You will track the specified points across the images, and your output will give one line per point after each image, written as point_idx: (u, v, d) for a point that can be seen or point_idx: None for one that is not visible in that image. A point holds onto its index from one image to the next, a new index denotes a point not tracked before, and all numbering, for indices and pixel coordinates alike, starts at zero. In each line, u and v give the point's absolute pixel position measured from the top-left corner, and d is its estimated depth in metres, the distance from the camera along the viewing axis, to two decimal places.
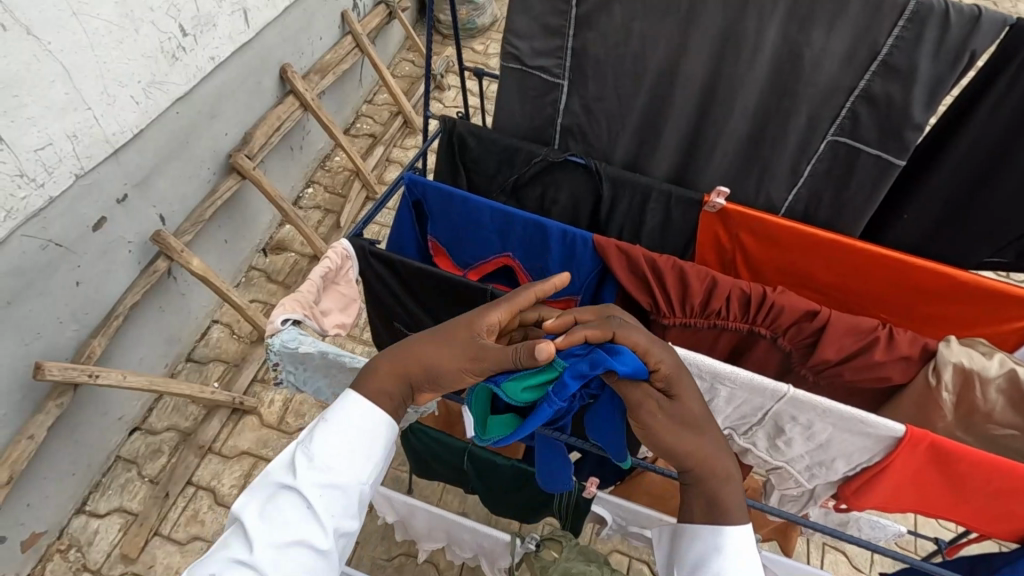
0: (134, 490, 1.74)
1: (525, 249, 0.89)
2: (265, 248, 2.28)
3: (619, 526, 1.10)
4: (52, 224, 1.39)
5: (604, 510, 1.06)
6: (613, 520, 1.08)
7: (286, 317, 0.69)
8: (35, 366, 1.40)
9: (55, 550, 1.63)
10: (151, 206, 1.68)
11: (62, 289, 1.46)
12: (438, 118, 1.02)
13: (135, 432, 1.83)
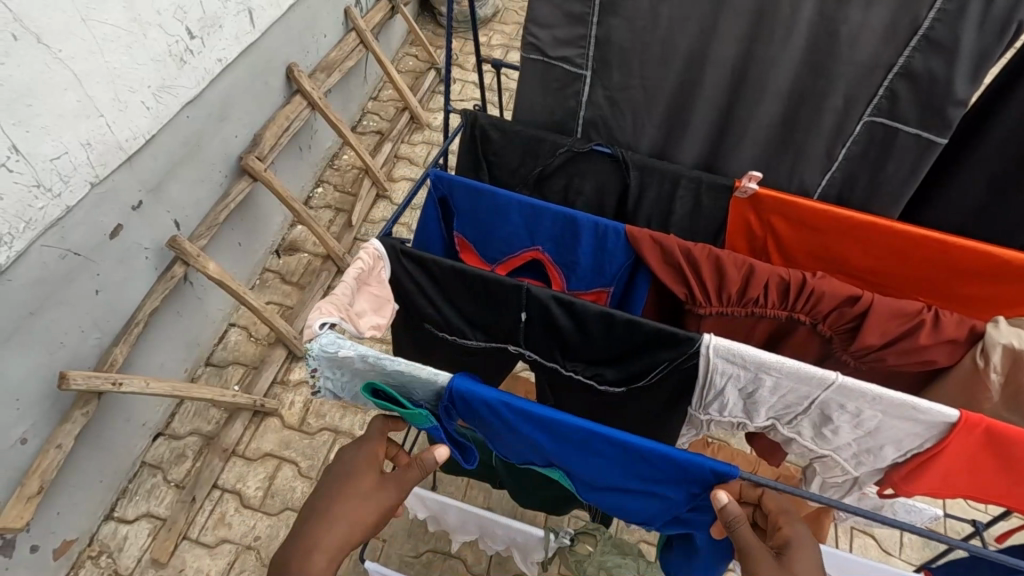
0: (160, 495, 1.75)
1: (555, 243, 0.87)
2: (278, 249, 2.27)
3: None
4: (71, 233, 1.39)
5: None
6: None
7: (323, 321, 0.67)
8: (60, 375, 1.40)
9: (87, 556, 1.64)
10: (166, 211, 1.68)
11: (83, 298, 1.46)
12: (458, 112, 1.01)
13: (159, 437, 1.84)
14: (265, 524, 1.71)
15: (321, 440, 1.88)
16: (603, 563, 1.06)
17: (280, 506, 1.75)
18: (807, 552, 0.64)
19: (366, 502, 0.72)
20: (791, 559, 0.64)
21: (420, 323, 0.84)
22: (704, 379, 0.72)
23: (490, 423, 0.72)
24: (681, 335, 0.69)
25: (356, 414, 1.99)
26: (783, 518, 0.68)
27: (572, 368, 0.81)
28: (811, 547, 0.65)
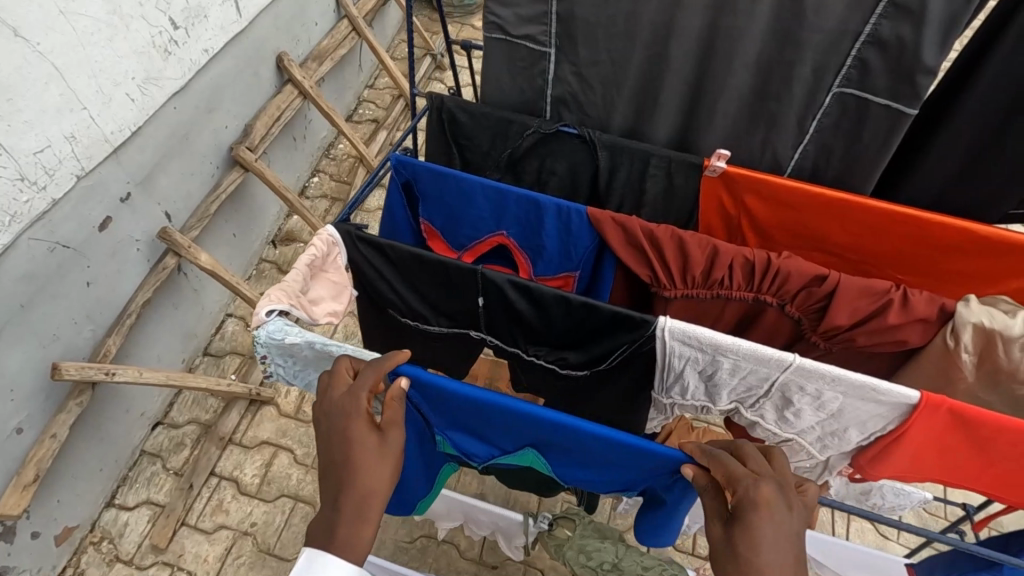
0: (160, 482, 1.78)
1: (520, 227, 0.86)
2: (274, 240, 2.29)
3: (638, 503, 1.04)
4: (59, 226, 1.40)
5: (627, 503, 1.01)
6: None
7: (271, 309, 0.67)
8: (53, 366, 1.42)
9: (89, 542, 1.68)
10: (156, 203, 1.69)
11: (73, 290, 1.47)
12: (426, 95, 0.99)
13: (158, 426, 1.87)
14: (262, 511, 1.74)
15: None
16: (582, 547, 1.04)
17: (277, 493, 1.78)
18: (758, 524, 0.55)
19: (378, 457, 0.61)
20: (739, 524, 0.55)
21: (386, 309, 0.84)
22: (662, 362, 0.71)
23: (456, 410, 0.70)
24: (635, 318, 0.68)
25: None
26: (735, 479, 0.59)
27: (536, 352, 0.80)
28: (776, 514, 0.56)
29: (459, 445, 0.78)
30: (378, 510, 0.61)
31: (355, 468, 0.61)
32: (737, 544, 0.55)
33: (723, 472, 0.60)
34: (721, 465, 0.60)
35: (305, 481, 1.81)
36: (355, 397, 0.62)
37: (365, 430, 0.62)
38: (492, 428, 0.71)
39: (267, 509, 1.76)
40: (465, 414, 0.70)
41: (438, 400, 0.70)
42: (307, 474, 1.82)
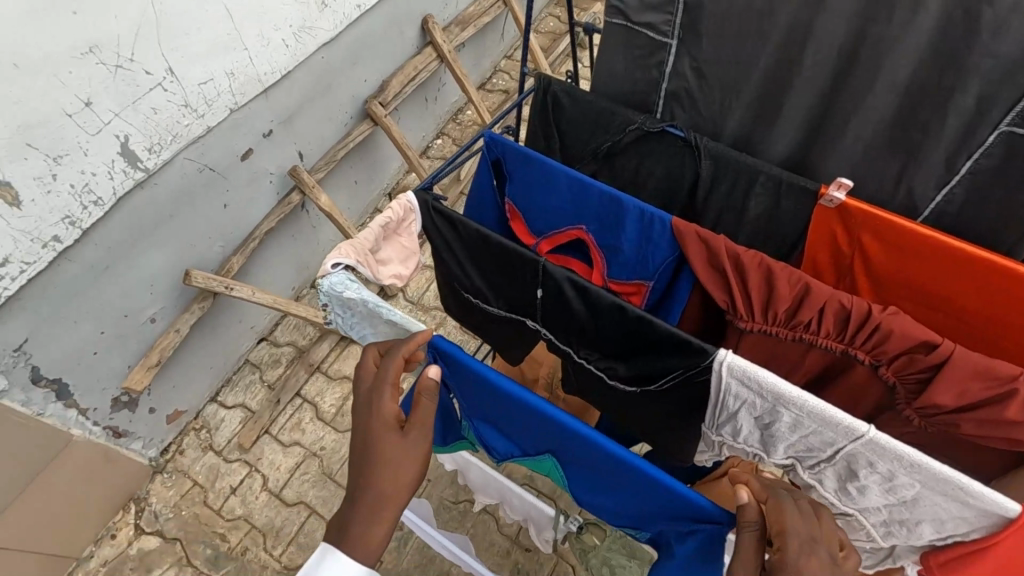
0: (255, 391, 2.01)
1: (600, 224, 0.83)
2: (391, 192, 2.43)
3: None
4: (210, 151, 1.59)
5: None
6: None
7: (338, 261, 0.70)
8: (186, 272, 1.65)
9: (192, 427, 1.95)
10: (292, 143, 1.85)
11: (213, 209, 1.67)
12: (536, 74, 0.97)
13: (263, 341, 2.10)
14: (332, 438, 1.91)
15: None
16: (607, 560, 1.08)
17: (348, 426, 1.94)
18: None
19: (398, 450, 0.64)
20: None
21: (451, 282, 0.85)
22: (714, 398, 0.65)
23: (485, 396, 0.70)
24: (691, 343, 0.63)
25: None
26: (784, 531, 0.54)
27: (586, 356, 0.77)
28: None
29: (484, 434, 0.79)
30: (394, 512, 0.65)
31: (375, 463, 0.64)
32: None
33: (772, 523, 0.55)
34: (771, 508, 0.56)
35: None
36: (380, 390, 0.66)
37: (388, 425, 0.65)
38: (516, 423, 0.71)
39: (337, 438, 1.92)
40: (488, 402, 0.71)
41: (464, 380, 0.71)
42: None
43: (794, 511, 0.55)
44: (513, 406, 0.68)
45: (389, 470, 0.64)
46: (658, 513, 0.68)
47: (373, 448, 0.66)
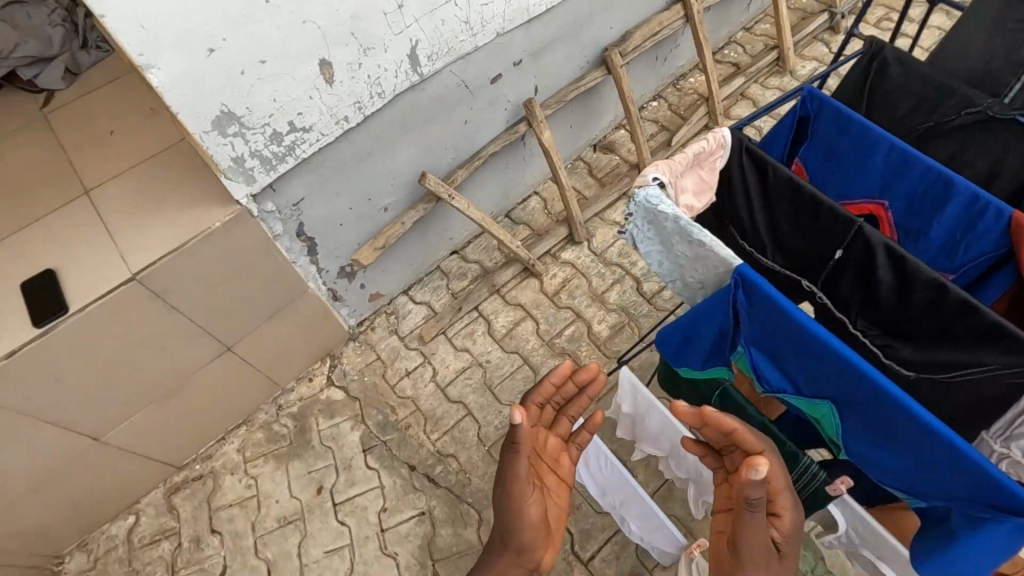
0: (440, 295, 2.23)
1: (908, 200, 1.17)
2: (596, 144, 2.52)
3: (849, 539, 1.18)
4: (470, 68, 1.73)
5: (840, 516, 1.15)
6: (847, 530, 1.17)
7: (655, 176, 1.02)
8: (421, 174, 1.84)
9: (383, 311, 2.21)
10: (533, 76, 1.95)
11: (456, 123, 1.84)
12: (866, 40, 1.34)
13: (454, 253, 2.31)
14: (497, 354, 2.08)
15: (562, 315, 2.14)
16: None
17: (514, 348, 2.08)
18: (744, 525, 0.83)
19: (517, 505, 1.01)
20: (741, 526, 0.83)
21: (741, 236, 1.17)
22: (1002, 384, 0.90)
23: (795, 334, 0.96)
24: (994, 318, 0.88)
25: (601, 308, 2.14)
26: (741, 492, 0.82)
27: (864, 327, 1.05)
28: (754, 523, 0.82)
29: (761, 369, 1.06)
30: (521, 538, 1.03)
31: (510, 516, 1.02)
32: (741, 538, 0.84)
33: (736, 485, 0.82)
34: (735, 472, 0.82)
35: (538, 351, 2.07)
36: (505, 465, 1.01)
37: (510, 490, 1.01)
38: (809, 358, 0.96)
39: (502, 356, 2.08)
40: (789, 334, 0.97)
41: (769, 310, 0.97)
42: (541, 346, 2.08)
43: (742, 473, 0.80)
44: (817, 343, 0.93)
45: (517, 514, 1.02)
46: (908, 465, 0.94)
47: (507, 495, 1.02)
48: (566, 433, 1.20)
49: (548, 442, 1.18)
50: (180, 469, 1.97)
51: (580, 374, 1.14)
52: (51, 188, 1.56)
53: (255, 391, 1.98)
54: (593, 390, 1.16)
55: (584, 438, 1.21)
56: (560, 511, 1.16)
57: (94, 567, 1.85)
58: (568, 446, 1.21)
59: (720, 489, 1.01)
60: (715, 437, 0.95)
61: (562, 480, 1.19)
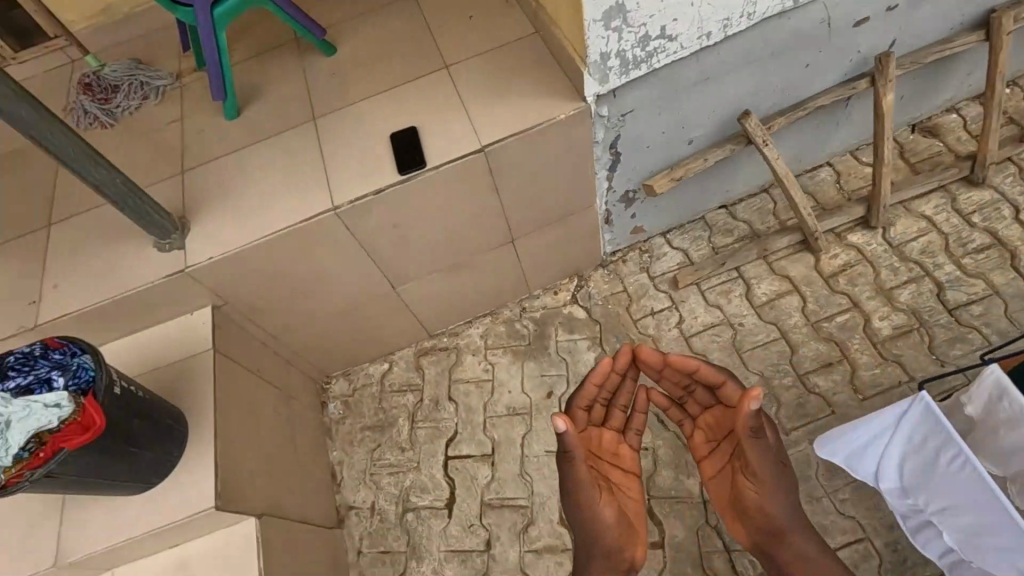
0: (700, 246, 2.15)
1: None
2: (915, 126, 2.17)
3: None
4: (843, 4, 1.57)
5: None
6: None
7: None
8: (745, 112, 1.74)
9: (638, 247, 2.19)
10: (898, 28, 1.72)
11: (798, 65, 1.69)
12: None
13: (723, 208, 2.20)
14: (753, 320, 1.96)
15: (836, 300, 1.95)
16: None
17: (773, 319, 1.95)
18: (756, 451, 1.17)
19: (598, 517, 1.25)
20: (748, 457, 1.18)
21: None
22: None
23: None
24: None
25: (885, 304, 1.91)
26: (746, 428, 1.16)
27: None
28: (762, 447, 1.17)
29: None
30: (606, 534, 1.25)
31: (584, 527, 1.25)
32: (755, 464, 1.17)
33: (747, 426, 1.16)
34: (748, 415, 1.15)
35: (800, 330, 1.92)
36: (566, 501, 1.25)
37: (575, 503, 1.24)
38: None
39: (757, 323, 1.96)
40: None
41: None
42: (805, 325, 1.92)
43: (747, 413, 1.14)
44: None
45: (592, 531, 1.24)
46: None
47: (573, 507, 1.25)
48: (619, 420, 1.45)
49: (603, 438, 1.44)
50: (430, 337, 2.17)
51: (619, 361, 1.38)
52: (416, 58, 1.72)
53: (510, 287, 2.10)
54: (633, 376, 1.43)
55: (638, 422, 1.46)
56: (631, 491, 1.41)
57: (351, 396, 2.14)
58: (624, 434, 1.46)
59: (698, 437, 1.40)
60: (672, 373, 1.35)
61: (625, 454, 1.44)
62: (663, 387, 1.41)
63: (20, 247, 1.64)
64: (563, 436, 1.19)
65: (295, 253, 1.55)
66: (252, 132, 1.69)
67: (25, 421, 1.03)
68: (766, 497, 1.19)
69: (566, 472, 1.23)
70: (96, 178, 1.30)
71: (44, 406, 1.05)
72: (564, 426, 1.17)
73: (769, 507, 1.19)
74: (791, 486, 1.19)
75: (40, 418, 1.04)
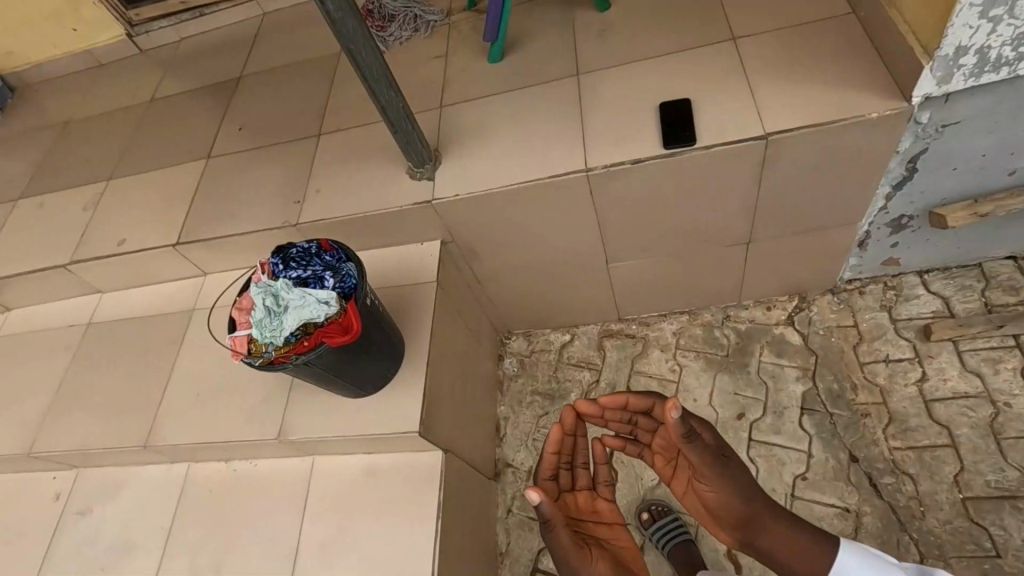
0: (968, 298, 1.79)
1: None
2: None
3: None
4: None
5: None
6: None
7: None
8: None
9: (883, 282, 1.89)
10: None
11: None
12: None
13: (1010, 260, 1.81)
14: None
15: None
16: None
17: None
18: (697, 447, 1.06)
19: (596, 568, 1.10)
20: (691, 454, 1.07)
21: None
22: None
23: None
24: None
25: None
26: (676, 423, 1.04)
27: None
28: (700, 439, 1.06)
29: None
30: None
31: None
32: (696, 457, 1.07)
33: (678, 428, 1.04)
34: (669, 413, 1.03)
35: None
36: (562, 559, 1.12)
37: (576, 554, 1.11)
38: None
39: None
40: None
41: None
42: None
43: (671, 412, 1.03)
44: None
45: None
46: None
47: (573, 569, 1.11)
48: (585, 480, 1.28)
49: (579, 501, 1.27)
50: (619, 320, 2.08)
51: (567, 423, 1.24)
52: (698, 25, 1.58)
53: (721, 290, 1.93)
54: (582, 430, 1.27)
55: (605, 477, 1.28)
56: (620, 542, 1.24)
57: (527, 357, 2.14)
58: (594, 489, 1.29)
59: (658, 462, 1.23)
60: (615, 414, 1.21)
61: (605, 511, 1.26)
62: (610, 430, 1.27)
63: (292, 150, 1.81)
64: (543, 501, 1.09)
65: (534, 208, 1.53)
66: (513, 78, 1.68)
67: (301, 309, 1.13)
68: (733, 496, 1.07)
69: (546, 521, 1.11)
70: (385, 100, 1.36)
71: (317, 300, 1.13)
72: (540, 500, 1.09)
73: (750, 512, 1.06)
74: (739, 472, 1.07)
75: (313, 309, 1.13)
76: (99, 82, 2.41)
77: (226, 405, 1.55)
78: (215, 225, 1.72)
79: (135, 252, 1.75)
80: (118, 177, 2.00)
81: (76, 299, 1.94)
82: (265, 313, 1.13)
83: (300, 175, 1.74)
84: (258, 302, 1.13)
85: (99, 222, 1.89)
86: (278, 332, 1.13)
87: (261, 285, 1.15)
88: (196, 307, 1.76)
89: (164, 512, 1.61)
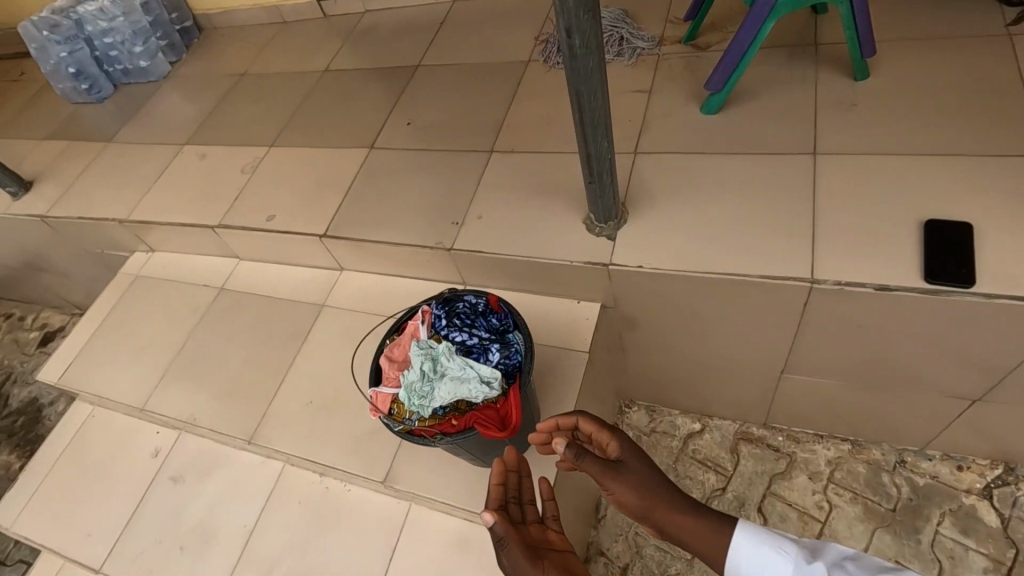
0: None
1: None
2: None
3: None
4: None
5: None
6: None
7: None
8: None
9: None
10: None
11: None
12: None
13: None
14: None
15: None
16: None
17: None
18: (591, 464, 0.98)
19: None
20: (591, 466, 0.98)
21: None
22: None
23: None
24: None
25: None
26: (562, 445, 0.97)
27: None
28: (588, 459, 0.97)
29: None
30: None
31: None
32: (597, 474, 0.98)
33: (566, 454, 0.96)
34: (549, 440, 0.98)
35: None
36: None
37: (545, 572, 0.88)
38: None
39: None
40: None
41: None
42: None
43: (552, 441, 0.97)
44: None
45: None
46: None
47: None
48: (533, 513, 1.04)
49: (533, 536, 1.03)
50: (763, 426, 1.81)
51: (508, 458, 1.07)
52: (994, 125, 1.25)
53: (905, 432, 1.60)
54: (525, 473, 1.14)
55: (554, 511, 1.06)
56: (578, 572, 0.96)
57: (645, 435, 1.90)
58: (543, 523, 1.04)
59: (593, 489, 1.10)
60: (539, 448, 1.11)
61: (558, 540, 1.00)
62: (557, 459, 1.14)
63: (459, 161, 1.66)
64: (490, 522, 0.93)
65: (727, 302, 1.29)
66: (729, 139, 1.44)
67: (461, 383, 0.98)
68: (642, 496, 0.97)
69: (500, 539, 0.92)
70: (594, 149, 1.17)
71: (480, 378, 0.99)
72: (495, 518, 0.93)
73: (658, 501, 0.97)
74: (635, 463, 1.01)
75: (474, 387, 0.98)
76: (279, 40, 2.40)
77: (337, 423, 1.44)
78: (366, 226, 1.61)
79: (281, 233, 1.69)
80: (279, 145, 1.96)
81: (215, 258, 1.93)
82: (420, 378, 0.99)
83: (464, 191, 1.59)
84: (414, 363, 1.00)
85: (253, 189, 1.86)
86: (428, 402, 0.99)
87: (421, 344, 1.02)
88: (327, 303, 1.67)
89: (250, 508, 1.54)
